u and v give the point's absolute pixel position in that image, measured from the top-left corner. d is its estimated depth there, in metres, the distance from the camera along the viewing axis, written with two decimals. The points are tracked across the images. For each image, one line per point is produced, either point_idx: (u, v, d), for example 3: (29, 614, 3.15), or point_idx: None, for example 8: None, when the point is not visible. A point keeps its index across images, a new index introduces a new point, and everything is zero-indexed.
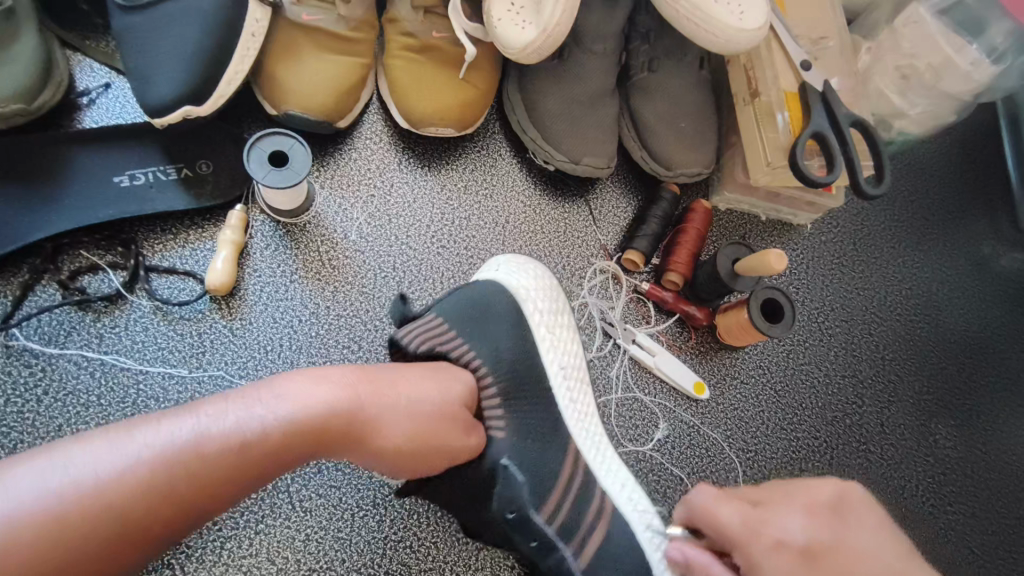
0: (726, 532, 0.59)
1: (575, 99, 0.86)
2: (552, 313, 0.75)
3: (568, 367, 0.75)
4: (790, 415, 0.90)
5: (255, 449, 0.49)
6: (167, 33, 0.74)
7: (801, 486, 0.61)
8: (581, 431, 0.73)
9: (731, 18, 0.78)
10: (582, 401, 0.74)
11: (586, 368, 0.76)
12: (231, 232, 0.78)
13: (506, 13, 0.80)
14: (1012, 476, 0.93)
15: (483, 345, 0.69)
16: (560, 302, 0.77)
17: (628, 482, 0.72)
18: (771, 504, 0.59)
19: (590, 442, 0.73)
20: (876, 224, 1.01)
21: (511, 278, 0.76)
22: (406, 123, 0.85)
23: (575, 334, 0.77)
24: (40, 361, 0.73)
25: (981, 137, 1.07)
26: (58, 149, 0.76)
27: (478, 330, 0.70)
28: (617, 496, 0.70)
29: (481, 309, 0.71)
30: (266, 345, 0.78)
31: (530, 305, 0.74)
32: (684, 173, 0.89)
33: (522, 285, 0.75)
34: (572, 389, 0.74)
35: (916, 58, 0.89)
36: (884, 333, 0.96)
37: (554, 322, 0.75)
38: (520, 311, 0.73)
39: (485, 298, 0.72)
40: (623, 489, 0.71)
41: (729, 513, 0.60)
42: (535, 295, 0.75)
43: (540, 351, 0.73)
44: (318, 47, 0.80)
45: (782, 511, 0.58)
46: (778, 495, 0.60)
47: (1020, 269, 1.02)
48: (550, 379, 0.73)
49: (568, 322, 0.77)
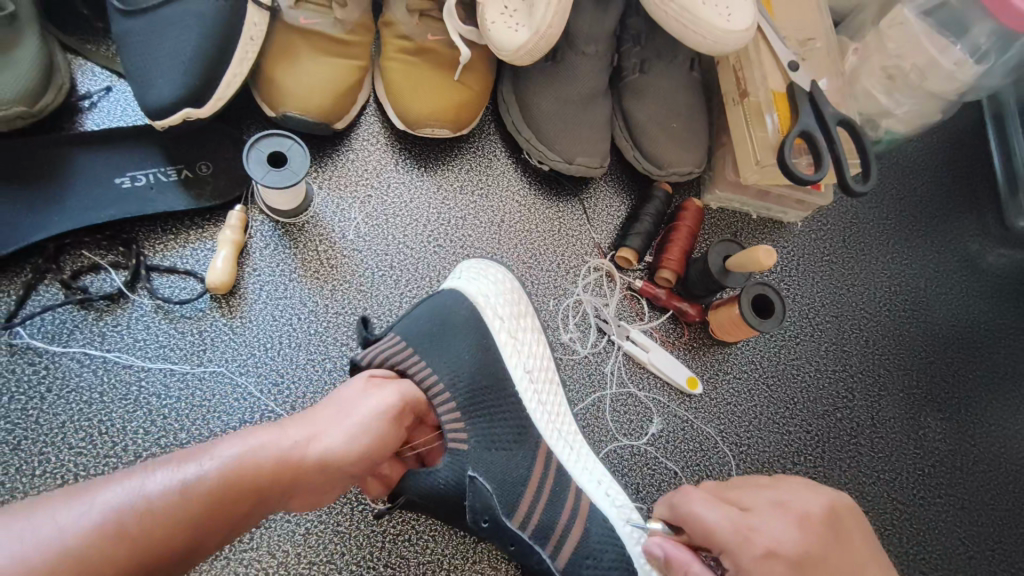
0: (714, 535, 0.58)
1: (568, 100, 0.88)
2: (510, 318, 0.78)
3: (534, 370, 0.78)
4: (782, 409, 0.92)
5: (200, 497, 0.52)
6: (167, 36, 0.76)
7: (794, 495, 0.60)
8: (550, 432, 0.75)
9: (719, 20, 0.80)
10: (551, 401, 0.78)
11: (553, 370, 0.80)
12: (231, 232, 0.79)
13: (500, 16, 0.82)
14: (1000, 468, 0.94)
15: (440, 361, 0.71)
16: (522, 305, 0.80)
17: (604, 479, 0.74)
18: (762, 512, 0.58)
19: (563, 442, 0.76)
20: (865, 222, 1.03)
21: (468, 285, 0.78)
22: (402, 124, 0.87)
23: (536, 338, 0.79)
24: (43, 360, 0.74)
25: (968, 136, 1.09)
26: (61, 151, 0.77)
27: (436, 346, 0.72)
28: (595, 495, 0.72)
29: (440, 324, 0.74)
30: (265, 343, 0.79)
31: (489, 311, 0.77)
32: (676, 172, 0.91)
33: (480, 293, 0.77)
34: (540, 391, 0.77)
35: (901, 59, 0.91)
36: (873, 328, 0.98)
37: (516, 327, 0.78)
38: (478, 317, 0.76)
39: (444, 312, 0.75)
40: (600, 487, 0.73)
41: (719, 517, 0.59)
42: (493, 300, 0.77)
43: (503, 357, 0.75)
44: (315, 49, 0.82)
45: (773, 520, 0.57)
46: (772, 503, 0.59)
47: (1006, 265, 1.04)
48: (517, 387, 0.75)
49: (530, 324, 0.80)
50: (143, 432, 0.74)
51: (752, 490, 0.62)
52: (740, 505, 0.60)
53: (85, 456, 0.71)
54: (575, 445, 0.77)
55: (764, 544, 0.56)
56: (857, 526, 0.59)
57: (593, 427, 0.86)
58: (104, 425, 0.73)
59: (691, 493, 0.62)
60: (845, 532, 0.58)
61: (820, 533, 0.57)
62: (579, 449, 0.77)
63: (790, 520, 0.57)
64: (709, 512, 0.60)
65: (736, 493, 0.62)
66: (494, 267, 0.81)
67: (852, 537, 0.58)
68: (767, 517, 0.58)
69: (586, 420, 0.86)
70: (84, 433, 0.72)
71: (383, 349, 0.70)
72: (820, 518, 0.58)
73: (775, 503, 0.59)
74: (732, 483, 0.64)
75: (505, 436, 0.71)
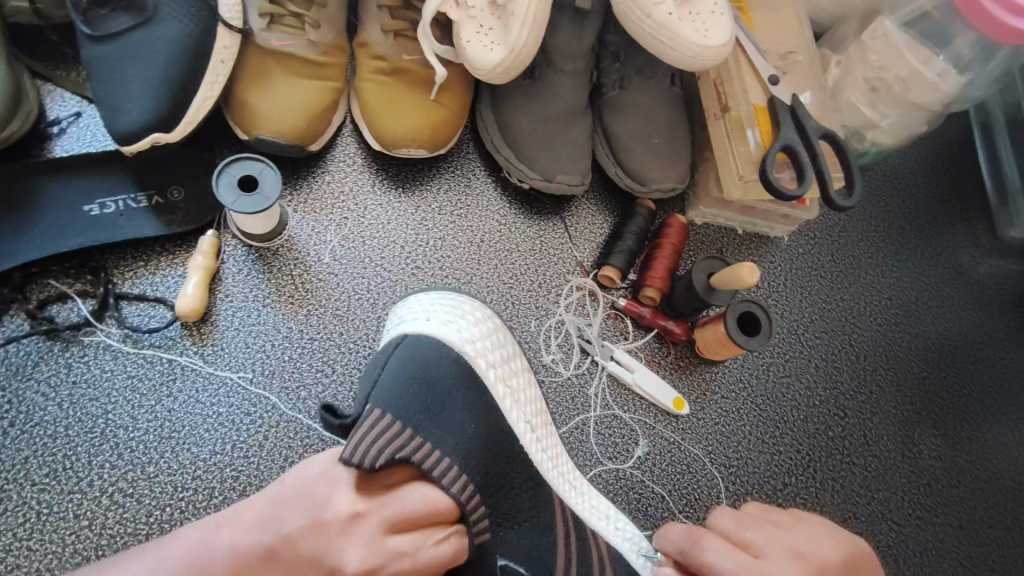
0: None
1: (547, 118, 0.87)
2: (499, 363, 0.76)
3: (533, 418, 0.76)
4: (772, 429, 0.90)
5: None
6: (134, 61, 0.74)
7: (811, 544, 0.57)
8: (557, 478, 0.73)
9: (696, 36, 0.79)
10: (551, 447, 0.76)
11: (546, 410, 0.79)
12: (202, 258, 0.77)
13: (474, 35, 0.81)
14: (998, 485, 0.92)
15: (438, 430, 0.67)
16: (509, 348, 0.79)
17: (613, 513, 0.73)
18: (781, 561, 0.55)
19: (566, 482, 0.74)
20: (854, 235, 1.01)
21: (455, 333, 0.75)
22: (378, 145, 0.86)
23: (529, 383, 0.78)
24: (7, 394, 0.72)
25: (956, 146, 1.08)
26: (27, 178, 0.75)
27: (429, 417, 0.67)
28: (610, 535, 0.70)
29: (425, 374, 0.70)
30: (237, 372, 0.77)
31: (480, 361, 0.74)
32: (658, 188, 0.90)
33: (468, 341, 0.75)
34: (541, 438, 0.75)
35: (883, 70, 0.90)
36: (864, 344, 0.96)
37: (508, 374, 0.76)
38: (469, 368, 0.73)
39: (433, 369, 0.71)
40: (611, 522, 0.72)
41: (734, 567, 0.56)
42: (482, 347, 0.75)
43: (503, 410, 0.73)
44: (285, 71, 0.81)
45: (792, 571, 0.55)
46: (790, 551, 0.56)
47: (999, 277, 1.02)
48: (517, 437, 0.72)
49: (519, 364, 0.79)
50: (109, 466, 0.72)
51: (768, 532, 0.59)
52: (752, 550, 0.58)
53: (49, 493, 0.70)
54: (575, 486, 0.75)
55: None
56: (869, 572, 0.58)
57: (577, 451, 0.84)
58: (68, 460, 0.71)
59: (708, 540, 0.59)
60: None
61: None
62: (580, 487, 0.75)
63: (812, 573, 0.55)
64: (723, 559, 0.57)
65: (748, 534, 0.59)
66: (463, 301, 0.79)
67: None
68: (784, 566, 0.55)
69: (569, 445, 0.84)
70: (48, 468, 0.70)
71: (378, 437, 0.62)
72: (837, 567, 0.56)
73: (793, 551, 0.56)
74: (745, 517, 0.61)
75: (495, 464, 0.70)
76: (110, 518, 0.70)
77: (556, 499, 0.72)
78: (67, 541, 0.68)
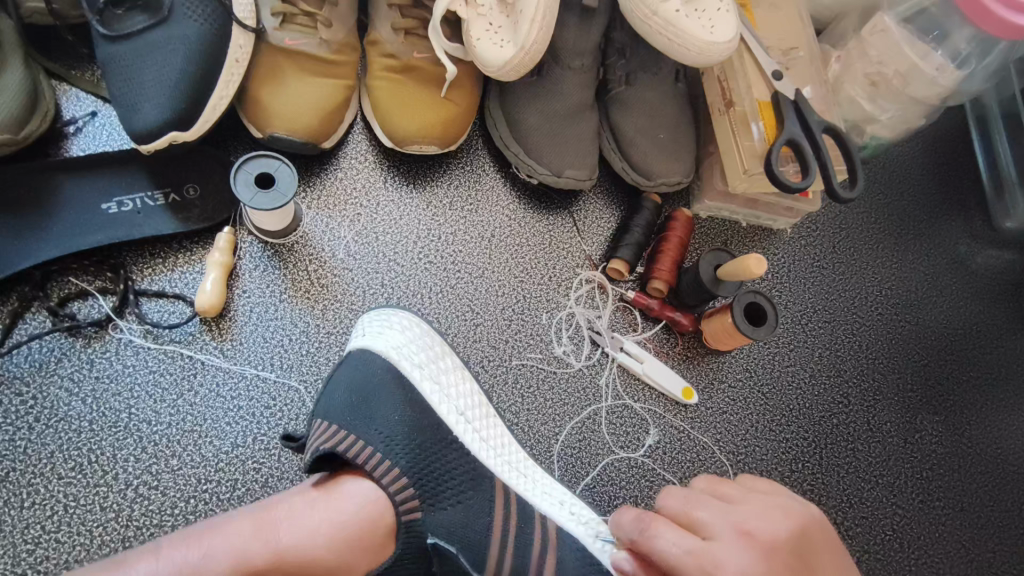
0: (676, 571, 0.56)
1: (555, 114, 0.88)
2: (426, 364, 0.77)
3: (468, 410, 0.77)
4: (778, 417, 0.92)
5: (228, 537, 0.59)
6: (151, 61, 0.75)
7: (759, 517, 0.57)
8: (501, 467, 0.74)
9: (703, 32, 0.80)
10: (494, 438, 0.77)
11: (487, 401, 0.80)
12: (220, 254, 0.79)
13: (485, 33, 0.82)
14: (998, 468, 0.94)
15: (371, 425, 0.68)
16: (440, 347, 0.80)
17: (566, 499, 0.75)
18: (725, 541, 0.56)
19: (514, 471, 0.76)
20: (853, 227, 1.03)
21: (377, 342, 0.76)
22: (391, 142, 0.87)
23: (464, 379, 0.79)
24: (31, 390, 0.73)
25: (952, 138, 1.10)
26: (45, 178, 0.76)
27: (358, 416, 0.69)
28: (560, 517, 0.72)
29: (361, 390, 0.71)
30: (255, 366, 0.78)
31: (406, 364, 0.75)
32: (665, 182, 0.91)
33: (392, 347, 0.76)
34: (479, 428, 0.76)
35: (883, 65, 0.92)
36: (866, 333, 0.98)
37: (437, 372, 0.77)
38: (397, 372, 0.74)
39: (363, 376, 0.73)
40: (562, 507, 0.74)
41: (682, 553, 0.56)
42: (408, 351, 0.76)
43: (435, 408, 0.74)
44: (299, 70, 0.82)
45: (738, 553, 0.55)
46: (734, 527, 0.57)
47: (995, 266, 1.05)
48: (454, 429, 0.73)
49: (452, 363, 0.80)
50: (133, 459, 0.73)
51: (715, 510, 0.59)
52: (701, 531, 0.58)
53: (75, 486, 0.71)
54: (525, 473, 0.76)
55: None
56: (820, 539, 0.58)
57: (589, 441, 0.86)
58: (93, 454, 0.72)
59: (656, 526, 0.59)
60: (811, 555, 0.56)
61: (786, 563, 0.54)
62: (532, 475, 0.77)
63: (754, 550, 0.55)
64: (670, 544, 0.57)
65: (696, 513, 0.59)
66: (398, 313, 0.80)
67: (816, 556, 0.57)
68: (731, 548, 0.55)
69: (582, 435, 0.86)
70: (73, 462, 0.72)
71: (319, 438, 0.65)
72: (787, 546, 0.55)
73: (738, 528, 0.57)
74: (697, 497, 0.61)
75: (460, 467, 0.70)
76: (137, 510, 0.71)
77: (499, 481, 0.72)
78: (94, 533, 0.70)
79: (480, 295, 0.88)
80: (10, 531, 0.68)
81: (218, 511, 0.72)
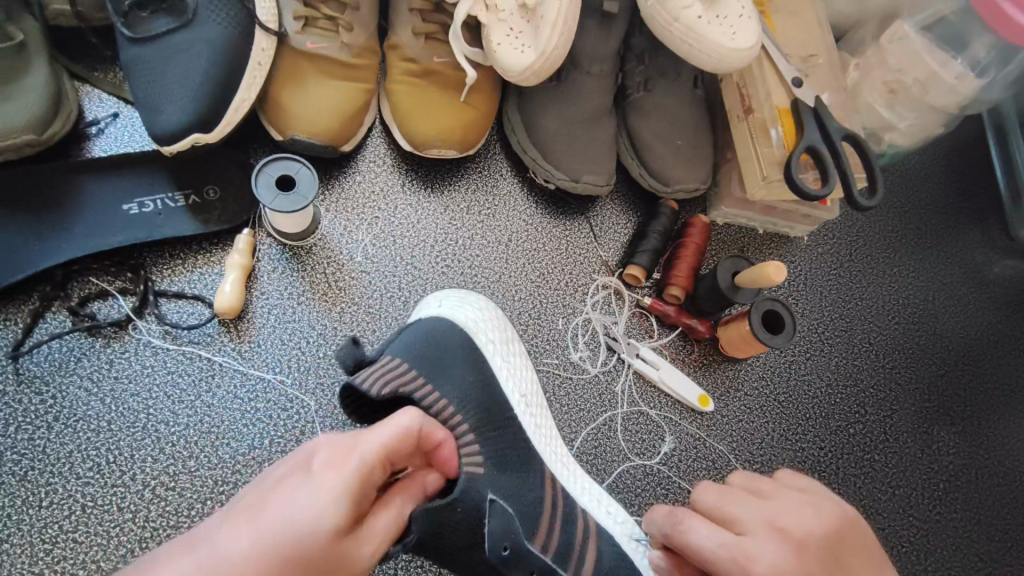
0: (710, 562, 0.56)
1: (573, 119, 0.88)
2: (500, 343, 0.78)
3: (527, 393, 0.78)
4: (795, 425, 0.91)
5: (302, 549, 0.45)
6: (174, 63, 0.76)
7: (795, 513, 0.57)
8: (551, 455, 0.76)
9: (724, 38, 0.80)
10: (545, 425, 0.78)
11: (541, 394, 0.80)
12: (239, 256, 0.79)
13: (505, 38, 0.82)
14: (1016, 481, 0.93)
15: (445, 385, 0.68)
16: (509, 333, 0.80)
17: (603, 497, 0.76)
18: (758, 536, 0.55)
19: (560, 463, 0.77)
20: (871, 235, 1.03)
21: (456, 312, 0.77)
22: (409, 146, 0.87)
23: (527, 365, 0.80)
24: (51, 389, 0.73)
25: (970, 148, 1.10)
26: (67, 178, 0.77)
27: (436, 369, 0.69)
28: (597, 513, 0.74)
29: (437, 348, 0.71)
30: (273, 367, 0.78)
31: (481, 338, 0.76)
32: (682, 189, 0.91)
33: (472, 319, 0.77)
34: (535, 416, 0.77)
35: (902, 74, 0.91)
36: (884, 342, 0.97)
37: (507, 352, 0.78)
38: (472, 343, 0.75)
39: (441, 338, 0.73)
40: (601, 506, 0.75)
41: (715, 545, 0.56)
42: (483, 326, 0.77)
43: (500, 381, 0.75)
44: (320, 73, 0.82)
45: (770, 545, 0.54)
46: (767, 522, 0.56)
47: (1012, 276, 1.04)
48: (511, 408, 0.74)
49: (518, 350, 0.80)
50: (151, 460, 0.73)
51: (750, 504, 0.59)
52: (735, 526, 0.57)
53: (93, 486, 0.71)
54: (569, 466, 0.77)
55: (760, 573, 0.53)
56: (856, 542, 0.57)
57: (604, 447, 0.85)
58: (111, 454, 0.72)
59: (687, 519, 0.59)
60: (845, 552, 0.55)
61: (819, 557, 0.54)
62: (575, 470, 0.78)
63: (788, 546, 0.54)
64: (702, 536, 0.57)
65: (730, 509, 0.59)
66: (477, 298, 0.81)
67: (851, 554, 0.56)
68: (763, 542, 0.55)
69: (597, 441, 0.85)
70: (92, 462, 0.72)
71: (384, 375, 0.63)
72: (819, 540, 0.55)
73: (772, 523, 0.56)
74: (729, 492, 0.61)
75: (507, 456, 0.69)
76: (154, 511, 0.71)
77: (547, 471, 0.73)
78: (112, 534, 0.70)
79: (498, 299, 0.88)
80: (28, 530, 0.68)
81: None
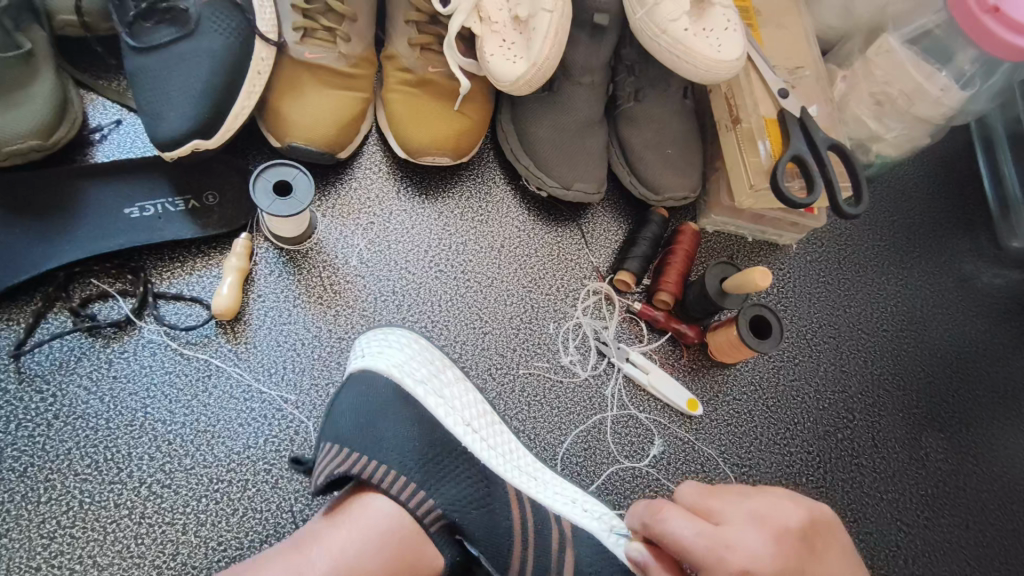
0: (688, 553, 0.58)
1: (564, 128, 0.90)
2: (429, 379, 0.78)
3: (474, 418, 0.78)
4: (783, 430, 0.92)
5: None
6: (177, 72, 0.78)
7: (773, 505, 0.60)
8: (512, 472, 0.76)
9: (710, 50, 0.83)
10: (502, 443, 0.78)
11: (489, 408, 0.80)
12: (237, 259, 0.81)
13: (498, 49, 0.85)
14: (1004, 487, 0.94)
15: (385, 448, 0.68)
16: (437, 360, 0.80)
17: (577, 497, 0.77)
18: (741, 526, 0.59)
19: (524, 475, 0.77)
20: (859, 243, 1.04)
21: (378, 363, 0.76)
22: (405, 153, 0.89)
23: (466, 389, 0.80)
24: (51, 387, 0.75)
25: (958, 157, 1.11)
26: (70, 183, 0.79)
27: (372, 441, 0.68)
28: (573, 515, 0.75)
29: (371, 409, 0.72)
30: (269, 367, 0.80)
31: (408, 380, 0.75)
32: (672, 196, 0.93)
33: (394, 366, 0.76)
34: (487, 435, 0.77)
35: (888, 85, 0.93)
36: (872, 349, 0.99)
37: (440, 385, 0.78)
38: (402, 390, 0.74)
39: (372, 401, 0.72)
40: (577, 506, 0.76)
41: (693, 534, 0.59)
42: (409, 369, 0.77)
43: (443, 421, 0.74)
44: (318, 82, 0.85)
45: (747, 534, 0.58)
46: (750, 514, 0.60)
47: (1000, 285, 1.05)
48: (459, 437, 0.74)
49: (453, 374, 0.80)
50: (148, 457, 0.75)
51: (730, 499, 0.62)
52: (713, 517, 0.61)
53: (90, 483, 0.72)
54: (537, 474, 0.78)
55: (737, 561, 0.56)
56: (828, 531, 0.61)
57: (594, 449, 0.86)
58: (109, 451, 0.74)
59: (667, 510, 0.62)
60: (820, 542, 0.59)
61: (797, 547, 0.58)
62: (541, 477, 0.78)
63: (771, 535, 0.58)
64: (681, 526, 0.60)
65: (711, 502, 0.62)
66: (398, 332, 0.81)
67: (826, 547, 0.60)
68: (740, 531, 0.58)
69: (587, 442, 0.87)
70: (90, 459, 0.73)
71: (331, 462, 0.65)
72: (797, 531, 0.59)
73: (753, 514, 0.60)
74: (710, 489, 0.64)
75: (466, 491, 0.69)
76: (149, 508, 0.73)
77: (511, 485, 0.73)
78: (109, 529, 0.71)
79: (490, 304, 0.90)
80: (26, 525, 0.70)
81: (229, 511, 0.74)
